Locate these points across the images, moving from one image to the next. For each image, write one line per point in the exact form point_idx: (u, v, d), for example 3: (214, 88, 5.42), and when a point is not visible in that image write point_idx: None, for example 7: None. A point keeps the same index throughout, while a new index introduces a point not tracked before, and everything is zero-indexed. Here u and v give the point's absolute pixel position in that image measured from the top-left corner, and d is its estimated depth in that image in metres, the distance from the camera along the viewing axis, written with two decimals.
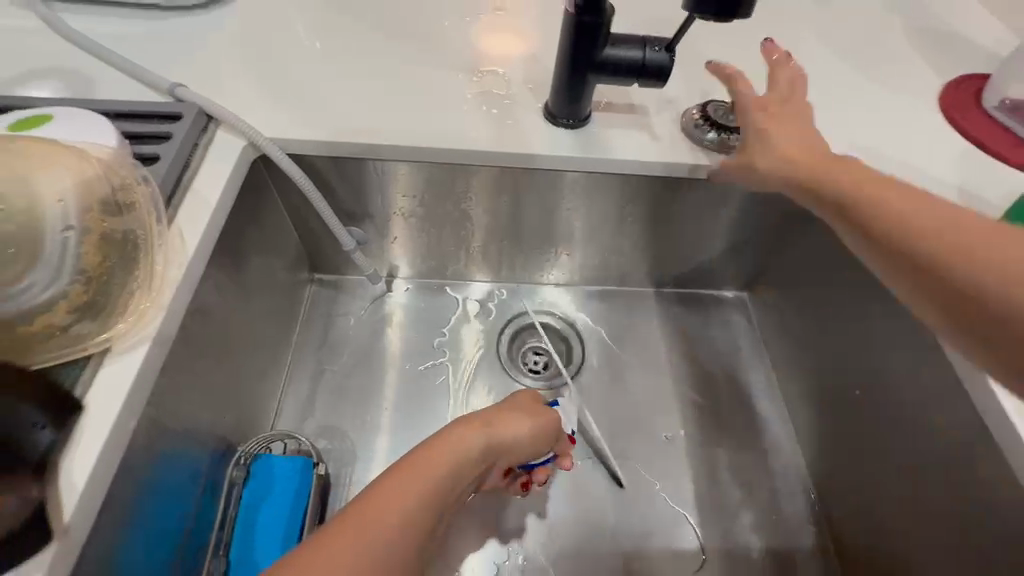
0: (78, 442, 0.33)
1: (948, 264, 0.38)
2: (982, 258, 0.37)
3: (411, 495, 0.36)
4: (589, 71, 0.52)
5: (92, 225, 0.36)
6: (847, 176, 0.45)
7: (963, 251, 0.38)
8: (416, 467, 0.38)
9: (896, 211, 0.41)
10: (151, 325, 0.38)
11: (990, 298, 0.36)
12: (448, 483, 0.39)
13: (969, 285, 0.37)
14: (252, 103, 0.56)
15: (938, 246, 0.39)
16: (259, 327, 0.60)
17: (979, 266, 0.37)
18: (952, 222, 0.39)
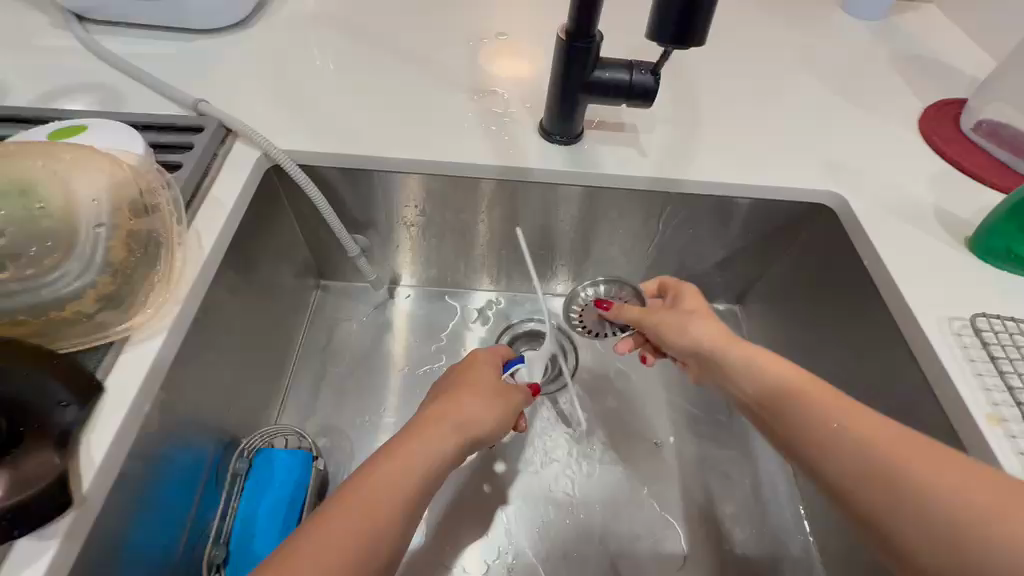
0: (98, 420, 0.36)
1: (841, 448, 0.36)
2: (864, 437, 0.36)
3: (398, 482, 0.40)
4: (580, 92, 0.56)
5: (121, 223, 0.41)
6: (747, 381, 0.45)
7: (853, 435, 0.37)
8: (397, 454, 0.41)
9: (767, 398, 0.43)
10: (167, 316, 0.41)
11: (898, 478, 0.34)
12: (425, 469, 0.42)
13: (875, 470, 0.35)
14: (268, 118, 0.60)
15: (834, 420, 0.38)
16: (266, 328, 0.64)
17: (867, 446, 0.36)
18: (812, 388, 0.41)
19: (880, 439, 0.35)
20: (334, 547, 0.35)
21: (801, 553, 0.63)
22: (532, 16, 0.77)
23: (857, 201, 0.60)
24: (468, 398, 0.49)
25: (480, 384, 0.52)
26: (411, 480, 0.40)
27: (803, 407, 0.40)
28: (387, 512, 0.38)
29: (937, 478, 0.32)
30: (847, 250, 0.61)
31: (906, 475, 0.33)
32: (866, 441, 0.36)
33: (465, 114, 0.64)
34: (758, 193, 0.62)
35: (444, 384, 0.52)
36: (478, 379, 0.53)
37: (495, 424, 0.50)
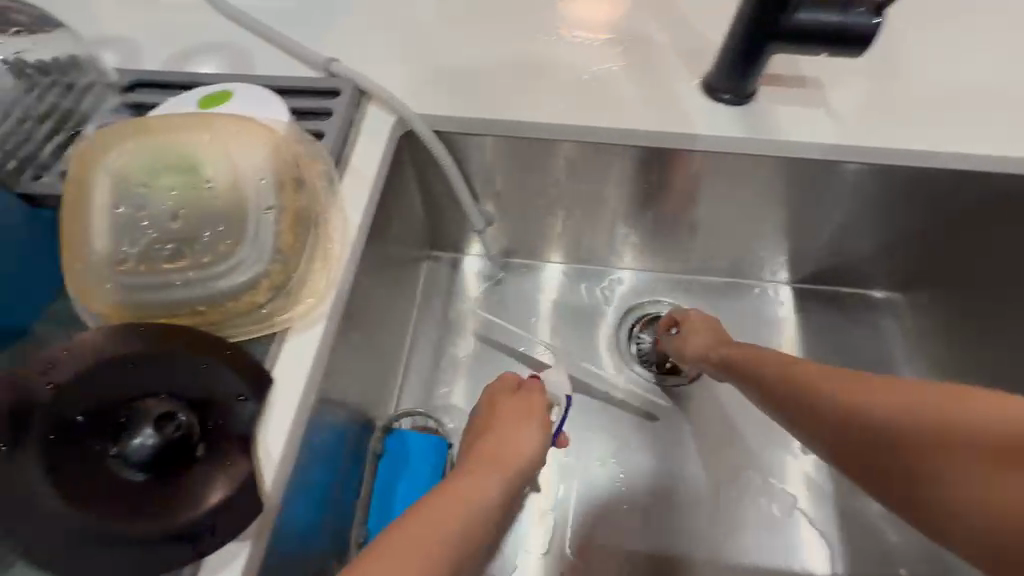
0: (271, 415, 0.35)
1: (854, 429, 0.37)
2: (896, 420, 0.35)
3: (452, 512, 0.35)
4: (769, 40, 0.46)
5: (286, 203, 0.38)
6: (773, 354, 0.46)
7: (856, 409, 0.37)
8: (446, 494, 0.37)
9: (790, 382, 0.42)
10: (324, 303, 0.38)
11: (918, 461, 0.33)
12: (470, 499, 0.37)
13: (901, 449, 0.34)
14: (397, 78, 0.55)
15: (829, 382, 0.39)
16: (389, 303, 0.61)
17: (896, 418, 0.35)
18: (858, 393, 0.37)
19: (875, 405, 0.36)
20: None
21: None
22: None
23: None
24: (511, 428, 0.47)
25: (528, 404, 0.50)
26: (467, 512, 0.36)
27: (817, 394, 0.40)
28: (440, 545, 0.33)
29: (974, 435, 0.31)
30: None
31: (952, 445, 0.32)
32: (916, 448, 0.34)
33: (611, 69, 0.55)
34: (977, 163, 0.50)
35: (510, 407, 0.49)
36: (495, 405, 0.50)
37: (541, 447, 0.47)
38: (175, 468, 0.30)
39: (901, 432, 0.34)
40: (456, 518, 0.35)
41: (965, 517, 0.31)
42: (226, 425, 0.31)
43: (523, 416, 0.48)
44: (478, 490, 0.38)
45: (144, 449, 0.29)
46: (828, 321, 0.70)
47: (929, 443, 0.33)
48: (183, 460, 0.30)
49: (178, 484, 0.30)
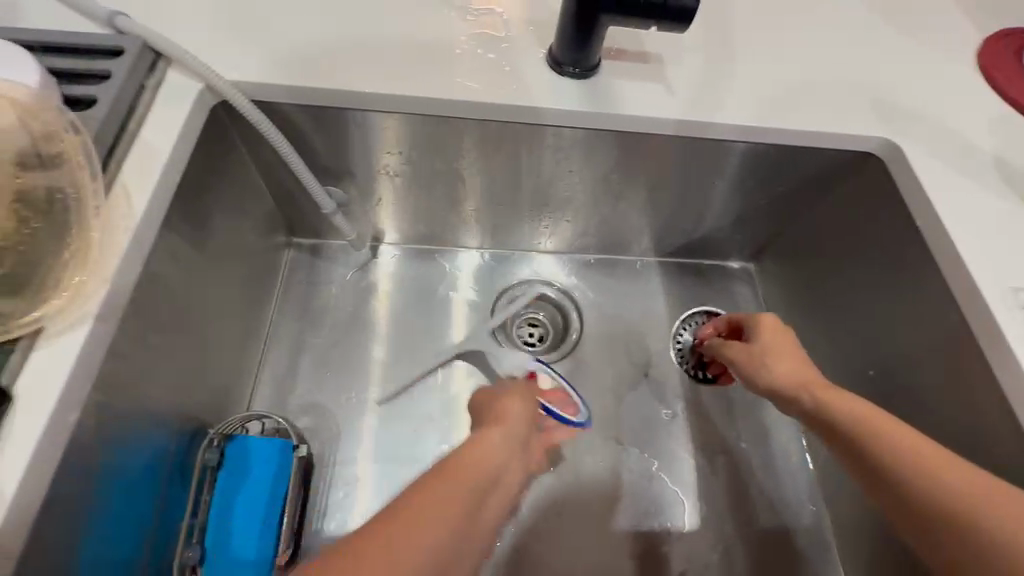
0: (6, 442, 0.29)
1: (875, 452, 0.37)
2: (921, 459, 0.36)
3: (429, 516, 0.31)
4: (602, 11, 0.45)
5: (2, 181, 0.34)
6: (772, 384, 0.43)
7: (893, 441, 0.37)
8: (460, 458, 0.36)
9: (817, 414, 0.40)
10: (89, 302, 0.33)
11: (949, 494, 0.34)
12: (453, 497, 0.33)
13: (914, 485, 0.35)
14: (210, 40, 0.48)
15: (852, 413, 0.39)
16: (230, 298, 0.55)
17: (958, 500, 0.34)
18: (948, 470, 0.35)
19: (901, 439, 0.37)
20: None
21: (811, 523, 0.61)
22: None
23: (910, 148, 0.53)
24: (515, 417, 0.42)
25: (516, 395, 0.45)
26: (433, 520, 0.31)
27: (901, 450, 0.36)
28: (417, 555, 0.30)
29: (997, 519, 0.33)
30: (892, 206, 0.54)
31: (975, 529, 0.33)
32: (936, 480, 0.35)
33: (457, 38, 0.52)
34: (798, 139, 0.54)
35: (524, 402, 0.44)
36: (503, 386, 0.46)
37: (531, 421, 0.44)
38: None
39: (962, 483, 0.34)
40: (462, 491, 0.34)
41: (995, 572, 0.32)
42: None
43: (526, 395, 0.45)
44: (489, 453, 0.38)
45: None
46: (691, 293, 0.73)
47: (929, 488, 0.35)
48: None
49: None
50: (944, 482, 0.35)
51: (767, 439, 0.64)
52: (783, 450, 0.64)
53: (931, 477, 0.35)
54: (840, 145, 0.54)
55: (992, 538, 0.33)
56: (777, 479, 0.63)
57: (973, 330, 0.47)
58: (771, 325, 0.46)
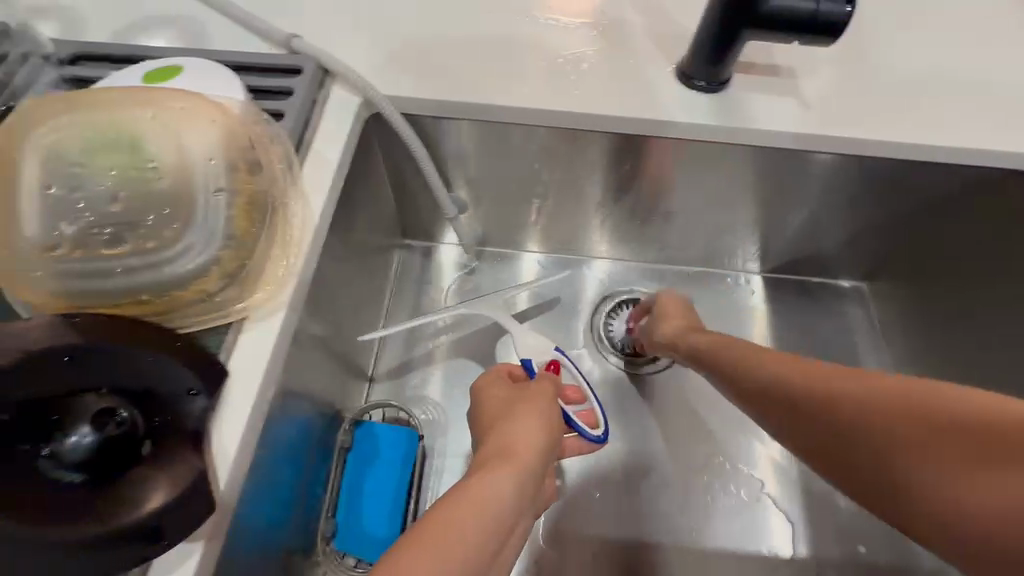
0: (226, 412, 0.33)
1: (807, 400, 0.35)
2: (856, 406, 0.32)
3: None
4: (745, 27, 0.45)
5: (240, 187, 0.36)
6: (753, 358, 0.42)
7: (823, 399, 0.34)
8: (458, 494, 0.33)
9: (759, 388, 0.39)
10: (285, 294, 0.36)
11: (861, 419, 0.31)
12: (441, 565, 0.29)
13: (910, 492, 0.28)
14: (364, 58, 0.53)
15: (774, 378, 0.38)
16: (359, 293, 0.60)
17: (865, 420, 0.31)
18: (815, 388, 0.34)
19: (849, 391, 0.32)
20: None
21: (931, 562, 0.57)
22: None
23: None
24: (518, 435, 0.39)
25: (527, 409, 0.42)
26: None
27: (775, 379, 0.38)
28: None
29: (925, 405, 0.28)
30: None
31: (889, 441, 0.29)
32: (835, 409, 0.33)
33: (585, 53, 0.54)
34: (942, 155, 0.51)
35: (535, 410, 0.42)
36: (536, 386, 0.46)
37: (552, 440, 0.41)
38: (116, 469, 0.28)
39: (852, 400, 0.32)
40: (468, 529, 0.31)
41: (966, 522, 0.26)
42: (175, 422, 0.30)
43: (545, 405, 0.43)
44: (497, 486, 0.34)
45: (85, 446, 0.27)
46: (796, 310, 0.71)
47: (863, 420, 0.31)
48: (126, 461, 0.29)
49: (122, 482, 0.28)
50: (854, 402, 0.32)
51: None
52: None
53: (830, 382, 0.34)
54: (990, 163, 0.51)
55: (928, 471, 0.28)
56: None
57: None
58: (667, 301, 0.57)
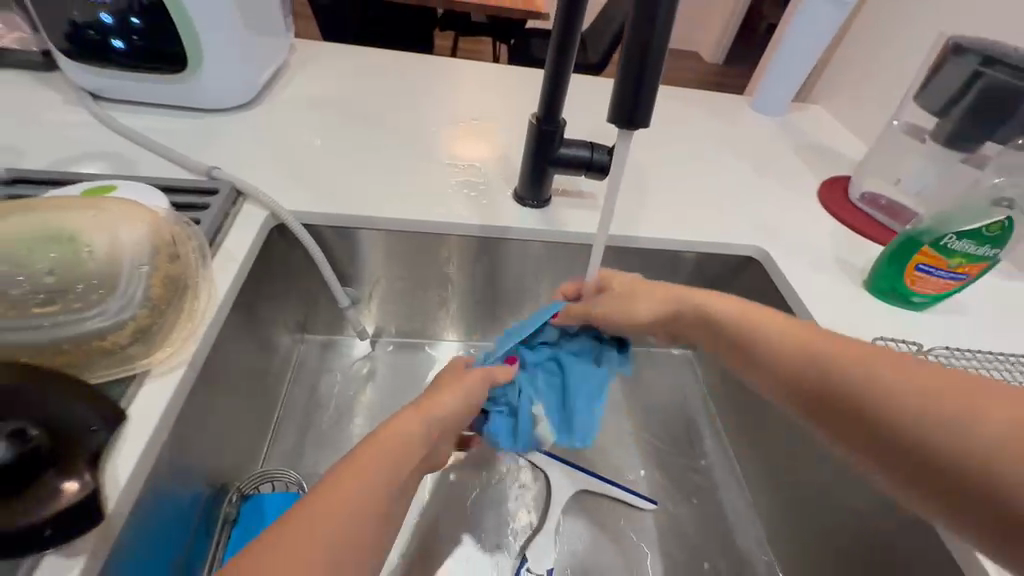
0: (121, 447, 0.38)
1: (832, 393, 0.41)
2: (875, 370, 0.39)
3: (338, 506, 0.37)
4: (550, 165, 0.67)
5: (160, 264, 0.44)
6: (647, 314, 0.53)
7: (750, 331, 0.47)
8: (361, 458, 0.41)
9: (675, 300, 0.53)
10: (186, 352, 0.44)
11: (748, 322, 0.48)
12: (354, 498, 0.38)
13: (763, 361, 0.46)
14: (273, 185, 0.68)
15: (739, 316, 0.49)
16: (259, 375, 0.66)
17: (799, 341, 0.44)
18: (796, 340, 0.45)
19: (754, 326, 0.48)
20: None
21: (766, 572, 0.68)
22: (501, 107, 0.91)
23: (776, 251, 0.73)
24: (403, 451, 0.43)
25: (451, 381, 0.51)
26: (349, 510, 0.37)
27: (764, 330, 0.47)
28: (339, 534, 0.36)
29: (783, 328, 0.46)
30: (772, 293, 0.72)
31: (822, 356, 0.42)
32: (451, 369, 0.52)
33: (449, 182, 0.74)
34: (697, 247, 0.74)
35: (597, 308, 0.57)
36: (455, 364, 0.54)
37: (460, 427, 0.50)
38: (16, 485, 0.32)
39: (807, 346, 0.44)
40: (341, 500, 0.38)
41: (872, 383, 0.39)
42: (75, 450, 0.35)
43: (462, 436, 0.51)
44: (392, 457, 0.42)
45: None
46: (642, 373, 0.86)
47: (826, 359, 0.42)
48: (25, 479, 0.32)
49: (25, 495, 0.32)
50: (728, 308, 0.50)
51: (715, 497, 0.74)
52: (733, 505, 0.73)
53: (753, 322, 0.48)
54: (728, 251, 0.74)
55: (860, 372, 0.40)
56: (731, 533, 0.71)
57: None
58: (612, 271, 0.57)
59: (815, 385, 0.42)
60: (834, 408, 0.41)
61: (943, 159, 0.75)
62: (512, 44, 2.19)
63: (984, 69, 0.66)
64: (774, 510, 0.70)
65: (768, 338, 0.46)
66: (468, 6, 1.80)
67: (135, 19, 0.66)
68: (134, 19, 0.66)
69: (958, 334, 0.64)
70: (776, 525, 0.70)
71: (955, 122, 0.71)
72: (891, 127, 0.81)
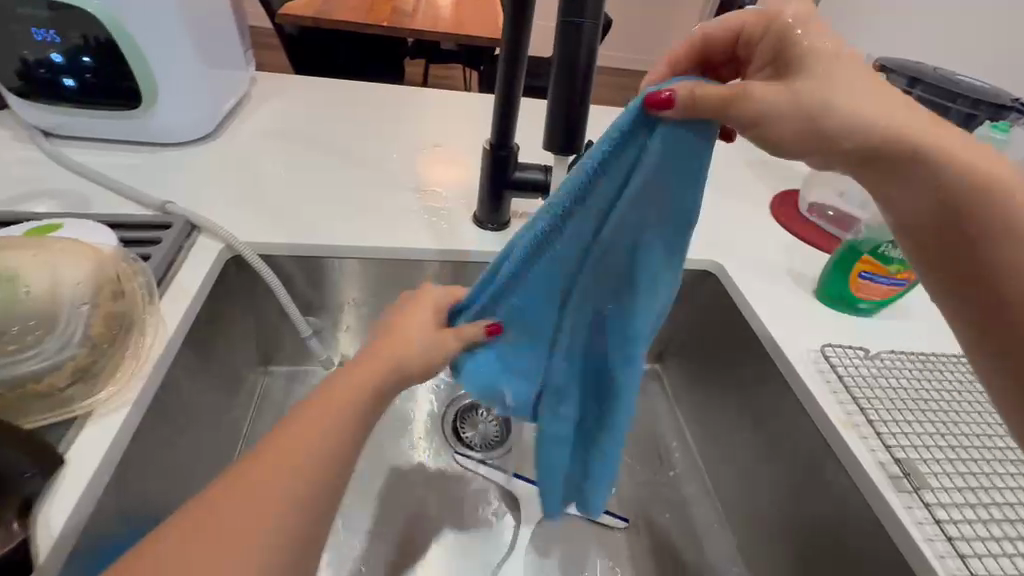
0: (57, 497, 0.37)
1: (955, 261, 0.40)
2: (1012, 202, 0.38)
3: (321, 439, 0.36)
4: (507, 188, 0.69)
5: (101, 302, 0.43)
6: (810, 120, 0.38)
7: (913, 152, 0.38)
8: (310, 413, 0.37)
9: (823, 116, 0.37)
10: (131, 391, 0.43)
11: (940, 151, 0.38)
12: (332, 424, 0.37)
13: (930, 171, 0.38)
14: (232, 218, 0.67)
15: (944, 163, 0.38)
16: (217, 411, 0.64)
17: (982, 186, 0.38)
18: (1007, 172, 0.38)
19: (927, 169, 0.38)
20: (221, 523, 0.31)
21: None
22: (463, 133, 0.93)
23: (731, 265, 0.75)
24: (357, 407, 0.38)
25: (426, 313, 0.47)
26: (341, 438, 0.36)
27: (964, 165, 0.38)
28: (344, 436, 0.37)
29: (942, 160, 0.38)
30: (729, 307, 0.74)
31: (1002, 206, 0.38)
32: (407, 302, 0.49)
33: (411, 208, 0.75)
34: None
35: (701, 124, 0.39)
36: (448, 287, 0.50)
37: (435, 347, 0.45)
38: None
39: (994, 190, 0.38)
40: (300, 456, 0.34)
41: (992, 245, 0.38)
42: (4, 497, 0.34)
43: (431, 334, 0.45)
44: (338, 413, 0.37)
45: None
46: None
47: (989, 235, 0.38)
48: None
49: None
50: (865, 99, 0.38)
51: (686, 511, 0.74)
52: (703, 519, 0.74)
53: (949, 148, 0.38)
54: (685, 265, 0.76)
55: (1002, 250, 0.38)
56: (702, 547, 0.71)
57: (791, 384, 0.62)
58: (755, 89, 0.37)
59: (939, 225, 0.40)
60: (955, 253, 0.40)
61: None
62: (483, 70, 2.25)
63: (910, 88, 0.70)
64: (744, 521, 0.71)
65: (952, 161, 0.38)
66: (436, 33, 1.85)
67: (86, 58, 0.67)
68: (86, 58, 0.66)
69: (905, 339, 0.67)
70: (745, 536, 0.70)
71: None
72: None
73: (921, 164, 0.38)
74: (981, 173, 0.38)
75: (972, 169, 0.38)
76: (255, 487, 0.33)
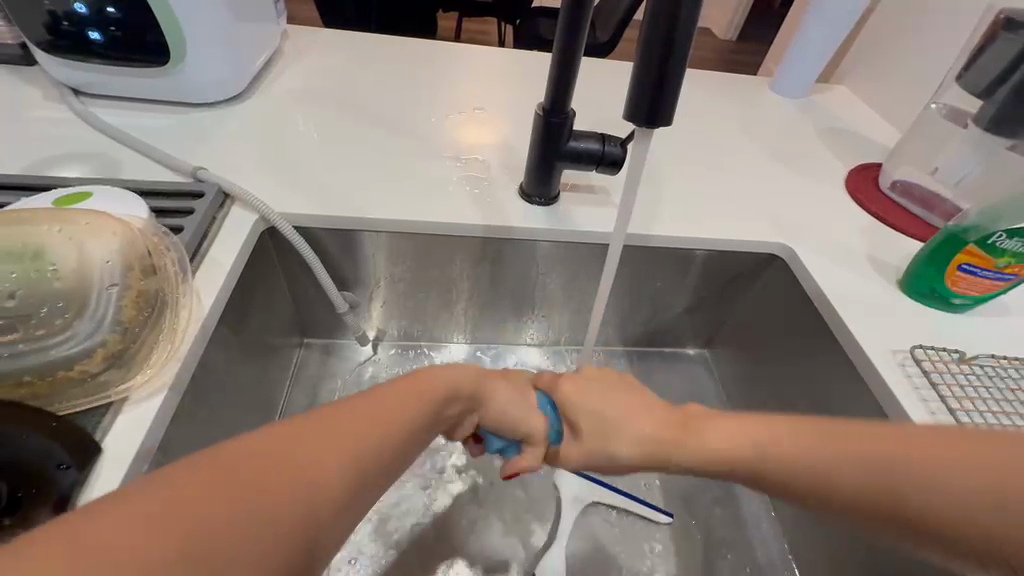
0: (93, 486, 0.35)
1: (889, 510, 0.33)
2: (891, 466, 0.33)
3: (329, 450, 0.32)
4: (559, 160, 0.63)
5: (131, 281, 0.40)
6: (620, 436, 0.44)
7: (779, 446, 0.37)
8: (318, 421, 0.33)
9: (801, 470, 0.36)
10: (167, 374, 0.40)
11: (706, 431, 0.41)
12: (385, 431, 0.35)
13: (823, 494, 0.36)
14: (266, 186, 0.64)
15: (823, 459, 0.35)
16: (254, 387, 0.63)
17: (820, 468, 0.35)
18: (835, 448, 0.35)
19: (802, 447, 0.36)
20: (266, 466, 0.29)
21: None
22: (506, 95, 0.86)
23: (803, 250, 0.68)
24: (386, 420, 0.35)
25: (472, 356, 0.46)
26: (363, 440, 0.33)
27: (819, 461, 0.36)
28: (369, 444, 0.33)
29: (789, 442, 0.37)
30: (796, 295, 0.67)
31: (819, 464, 0.35)
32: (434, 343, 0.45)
33: (451, 178, 0.70)
34: (716, 243, 0.69)
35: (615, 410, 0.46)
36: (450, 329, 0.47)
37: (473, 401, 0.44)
38: None
39: (850, 452, 0.35)
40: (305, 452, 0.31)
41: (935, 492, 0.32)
42: (43, 492, 0.32)
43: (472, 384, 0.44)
44: (359, 425, 0.34)
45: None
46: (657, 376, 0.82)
47: (846, 480, 0.34)
48: None
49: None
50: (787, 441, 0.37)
51: (736, 507, 0.70)
52: (752, 516, 0.69)
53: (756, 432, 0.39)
54: (750, 248, 0.69)
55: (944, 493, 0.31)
56: (749, 546, 0.67)
57: (869, 385, 0.56)
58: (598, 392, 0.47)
59: (871, 512, 0.34)
60: (836, 501, 0.35)
61: (987, 146, 0.68)
62: (518, 25, 2.12)
63: None
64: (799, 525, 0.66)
65: (818, 471, 0.36)
66: None
67: (111, 9, 0.62)
68: (111, 9, 0.62)
69: (1002, 341, 0.59)
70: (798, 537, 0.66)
71: (1000, 105, 0.65)
72: (929, 110, 0.75)
73: (784, 467, 0.37)
74: (800, 443, 0.37)
75: (799, 489, 0.36)
76: (317, 442, 0.31)
